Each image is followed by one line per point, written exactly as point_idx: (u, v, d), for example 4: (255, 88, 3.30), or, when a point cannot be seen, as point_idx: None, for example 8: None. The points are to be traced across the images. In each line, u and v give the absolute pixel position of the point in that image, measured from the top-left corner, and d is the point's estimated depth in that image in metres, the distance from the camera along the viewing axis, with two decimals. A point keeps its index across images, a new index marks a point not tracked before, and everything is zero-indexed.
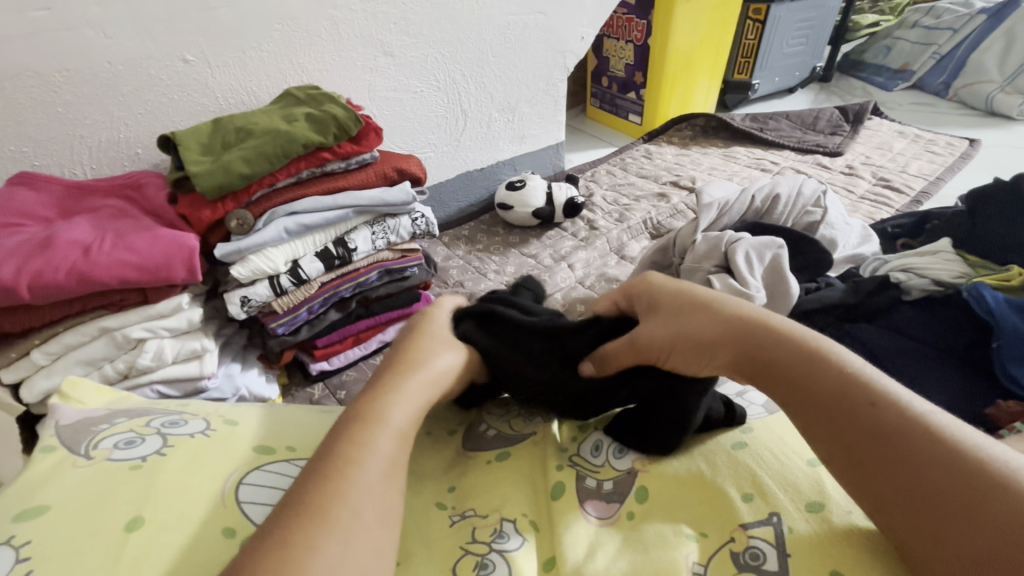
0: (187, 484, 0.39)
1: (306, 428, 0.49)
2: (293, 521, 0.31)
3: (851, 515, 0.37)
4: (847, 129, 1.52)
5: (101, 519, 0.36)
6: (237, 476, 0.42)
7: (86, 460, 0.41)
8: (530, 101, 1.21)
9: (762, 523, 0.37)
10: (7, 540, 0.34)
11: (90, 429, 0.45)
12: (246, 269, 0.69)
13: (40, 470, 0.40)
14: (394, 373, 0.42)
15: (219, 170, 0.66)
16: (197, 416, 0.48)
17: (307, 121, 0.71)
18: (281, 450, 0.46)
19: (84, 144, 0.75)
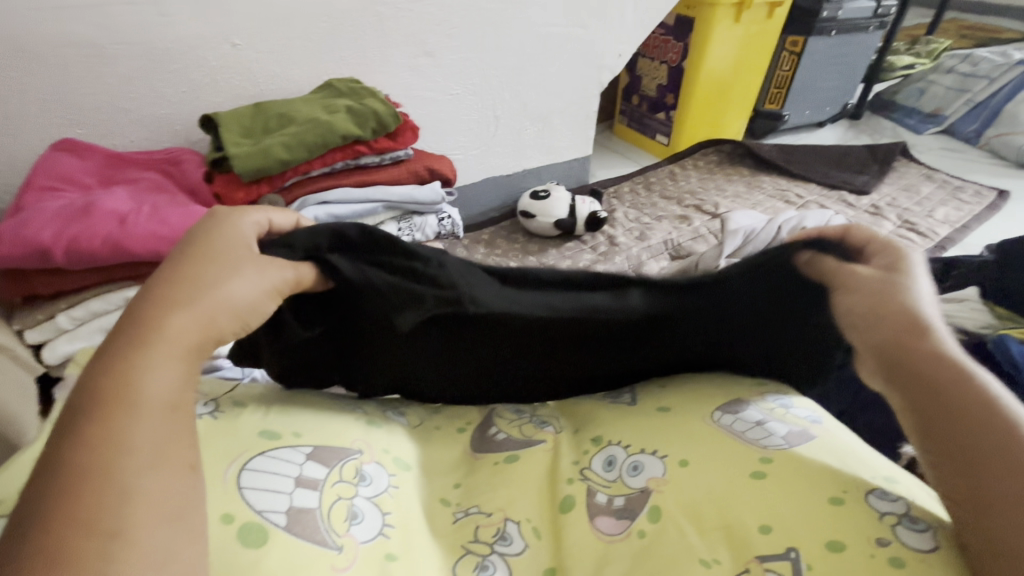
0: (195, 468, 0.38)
1: (319, 412, 0.47)
2: (38, 553, 0.25)
3: (872, 557, 0.37)
4: (875, 169, 1.51)
5: None
6: (238, 463, 0.40)
7: None
8: (562, 112, 1.22)
9: (778, 557, 0.38)
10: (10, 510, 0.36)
11: None
12: None
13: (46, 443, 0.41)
14: (137, 330, 0.32)
15: (258, 154, 0.67)
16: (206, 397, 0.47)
17: (347, 113, 0.72)
18: (287, 434, 0.44)
19: (127, 117, 0.77)
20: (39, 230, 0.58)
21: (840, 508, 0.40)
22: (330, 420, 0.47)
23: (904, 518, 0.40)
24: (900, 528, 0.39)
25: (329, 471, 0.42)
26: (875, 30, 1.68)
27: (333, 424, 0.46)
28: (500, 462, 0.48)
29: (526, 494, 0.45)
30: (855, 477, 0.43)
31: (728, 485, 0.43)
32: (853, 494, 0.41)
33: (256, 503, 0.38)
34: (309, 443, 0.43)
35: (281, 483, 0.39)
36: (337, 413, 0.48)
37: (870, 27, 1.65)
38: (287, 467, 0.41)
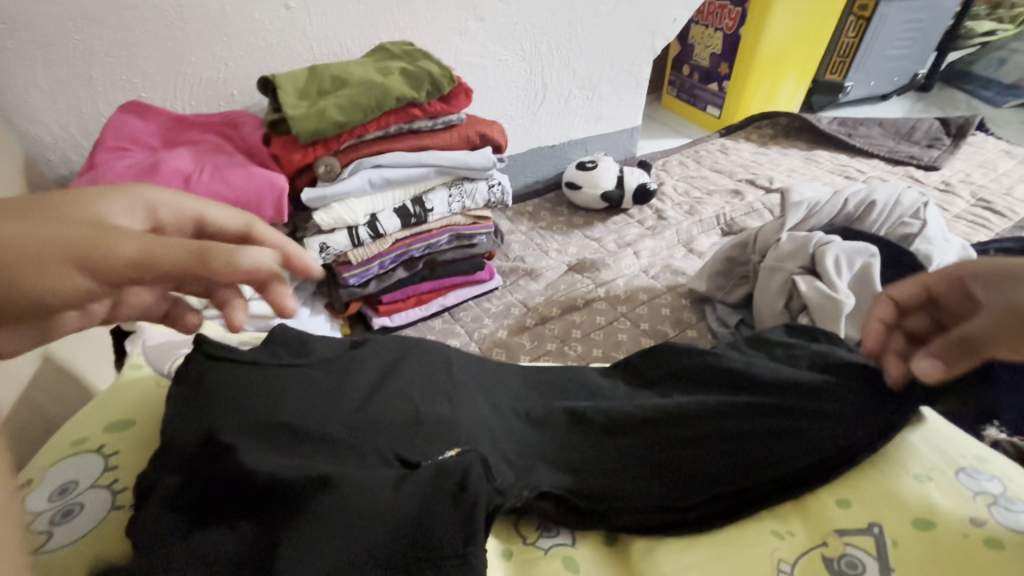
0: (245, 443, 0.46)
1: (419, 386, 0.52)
2: None
3: (963, 535, 0.39)
4: (946, 143, 1.41)
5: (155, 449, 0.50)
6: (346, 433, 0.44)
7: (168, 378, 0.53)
8: (612, 80, 1.18)
9: (861, 531, 0.41)
10: (101, 447, 0.50)
11: (170, 353, 0.60)
12: (329, 217, 0.71)
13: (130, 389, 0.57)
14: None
15: (314, 115, 0.67)
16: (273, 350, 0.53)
17: (401, 75, 0.72)
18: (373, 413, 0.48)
19: (187, 81, 0.78)
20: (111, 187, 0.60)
21: (926, 487, 0.43)
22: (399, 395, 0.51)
23: (998, 501, 0.41)
24: (994, 508, 0.40)
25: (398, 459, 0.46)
26: None
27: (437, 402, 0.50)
28: (574, 427, 0.50)
29: (596, 466, 0.47)
30: (943, 458, 0.45)
31: (811, 468, 0.45)
32: (942, 477, 0.43)
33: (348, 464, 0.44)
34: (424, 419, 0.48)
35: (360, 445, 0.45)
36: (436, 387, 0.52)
37: None
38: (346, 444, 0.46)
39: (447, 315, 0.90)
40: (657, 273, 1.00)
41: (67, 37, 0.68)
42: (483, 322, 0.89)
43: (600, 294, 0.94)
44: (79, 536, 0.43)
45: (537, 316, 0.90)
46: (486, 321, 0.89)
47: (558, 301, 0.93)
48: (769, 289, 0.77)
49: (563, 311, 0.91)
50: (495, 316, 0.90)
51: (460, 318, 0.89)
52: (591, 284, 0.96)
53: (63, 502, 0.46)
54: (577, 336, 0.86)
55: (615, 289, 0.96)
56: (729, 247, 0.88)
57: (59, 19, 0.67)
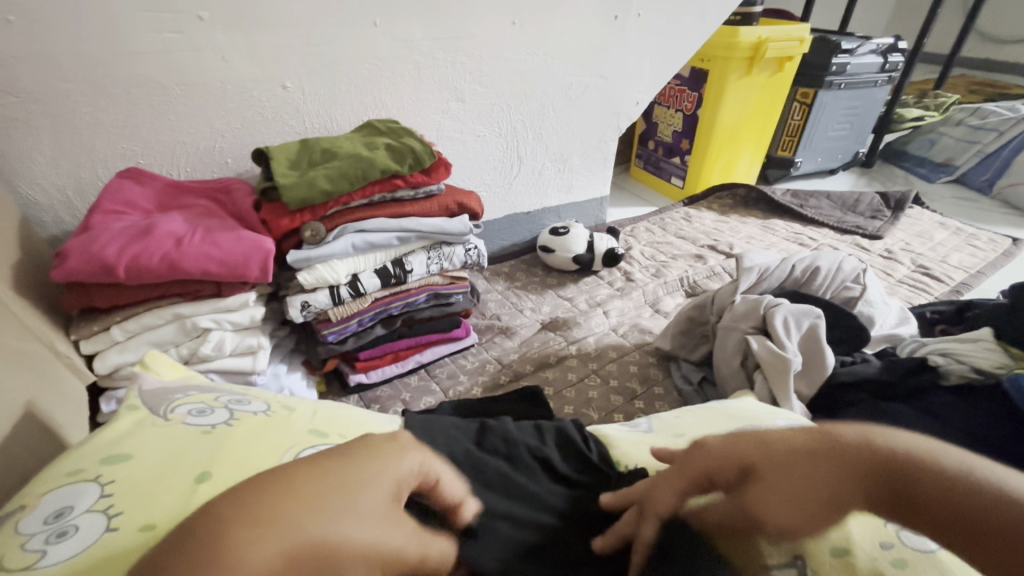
0: (249, 461, 0.43)
1: (356, 424, 0.54)
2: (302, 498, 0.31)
3: (875, 560, 0.39)
4: (887, 215, 1.55)
5: (173, 476, 0.41)
6: (291, 453, 0.46)
7: (165, 421, 0.46)
8: (582, 154, 1.29)
9: (785, 566, 0.40)
10: (95, 477, 0.40)
11: (167, 395, 0.51)
12: (312, 276, 0.75)
13: (122, 426, 0.46)
14: None
15: (304, 185, 0.72)
16: (260, 398, 0.54)
17: (386, 150, 0.78)
18: (332, 435, 0.50)
19: (185, 149, 0.84)
20: (105, 247, 0.64)
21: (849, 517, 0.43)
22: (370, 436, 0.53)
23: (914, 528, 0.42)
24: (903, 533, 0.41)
25: None
26: (884, 83, 1.75)
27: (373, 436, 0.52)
28: (533, 460, 0.54)
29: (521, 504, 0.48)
30: None
31: None
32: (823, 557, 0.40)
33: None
34: None
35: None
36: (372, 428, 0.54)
37: (877, 81, 1.73)
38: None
39: (423, 371, 0.93)
40: (625, 331, 1.05)
41: (75, 110, 0.74)
42: (458, 378, 0.92)
43: (571, 351, 0.99)
44: (74, 557, 0.35)
45: (510, 372, 0.94)
46: (461, 378, 0.92)
47: (531, 357, 0.97)
48: (725, 348, 0.83)
49: (536, 367, 0.95)
50: (470, 373, 0.93)
51: (435, 376, 0.92)
52: (563, 341, 1.01)
53: (59, 525, 0.37)
54: (549, 393, 0.89)
55: (585, 346, 1.00)
56: (689, 308, 0.94)
57: (67, 93, 0.73)
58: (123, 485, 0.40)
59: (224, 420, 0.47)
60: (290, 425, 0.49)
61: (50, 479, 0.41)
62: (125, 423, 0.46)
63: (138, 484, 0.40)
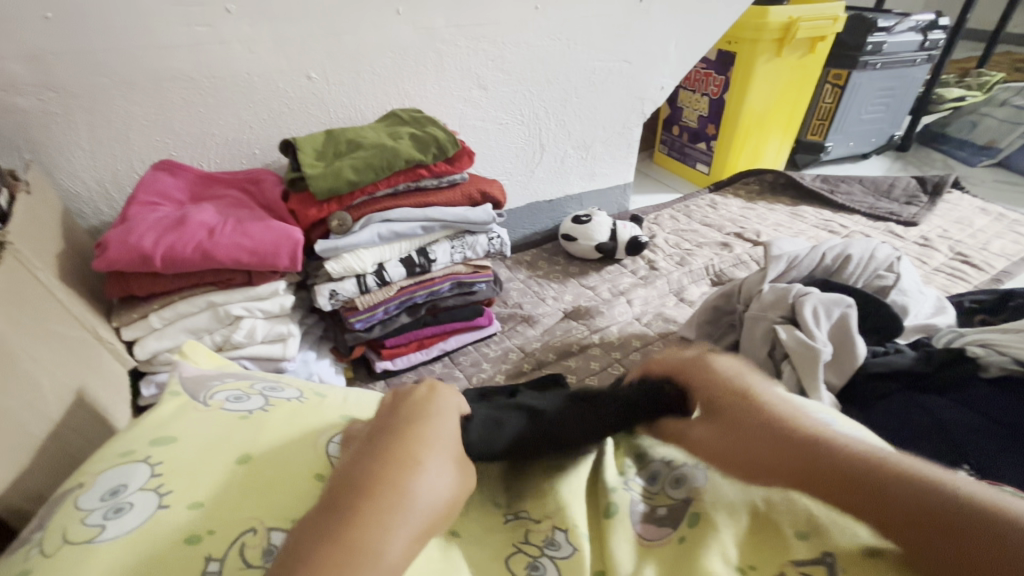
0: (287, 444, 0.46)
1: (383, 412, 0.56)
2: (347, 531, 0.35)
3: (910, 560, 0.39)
4: (924, 200, 1.49)
5: (219, 457, 0.43)
6: (328, 436, 0.49)
7: (205, 406, 0.49)
8: (605, 141, 1.27)
9: (814, 561, 0.40)
10: (145, 457, 0.43)
11: (208, 383, 0.53)
12: (339, 265, 0.76)
13: (167, 411, 0.48)
14: None
15: (331, 175, 0.73)
16: (292, 386, 0.57)
17: (410, 139, 0.78)
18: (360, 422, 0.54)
19: (215, 141, 0.86)
20: (142, 238, 0.66)
21: None
22: None
23: None
24: None
25: None
26: (922, 62, 1.68)
27: None
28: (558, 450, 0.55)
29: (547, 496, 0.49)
30: None
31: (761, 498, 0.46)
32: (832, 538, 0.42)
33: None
34: None
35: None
36: None
37: (916, 60, 1.65)
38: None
39: (447, 358, 0.94)
40: (648, 320, 1.04)
41: (110, 103, 0.76)
42: (481, 366, 0.93)
43: (594, 340, 0.98)
44: (134, 529, 0.37)
45: (533, 361, 0.94)
46: (484, 365, 0.93)
47: (554, 346, 0.97)
48: (752, 337, 0.82)
49: (559, 356, 0.95)
50: (493, 361, 0.94)
51: (459, 363, 0.93)
52: (586, 330, 1.01)
53: (115, 501, 0.39)
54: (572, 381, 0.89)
55: (608, 336, 1.00)
56: (716, 297, 0.93)
57: (103, 87, 0.75)
58: (171, 465, 0.42)
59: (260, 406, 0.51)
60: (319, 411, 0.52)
61: (105, 459, 0.44)
62: (169, 408, 0.49)
63: (185, 463, 0.42)
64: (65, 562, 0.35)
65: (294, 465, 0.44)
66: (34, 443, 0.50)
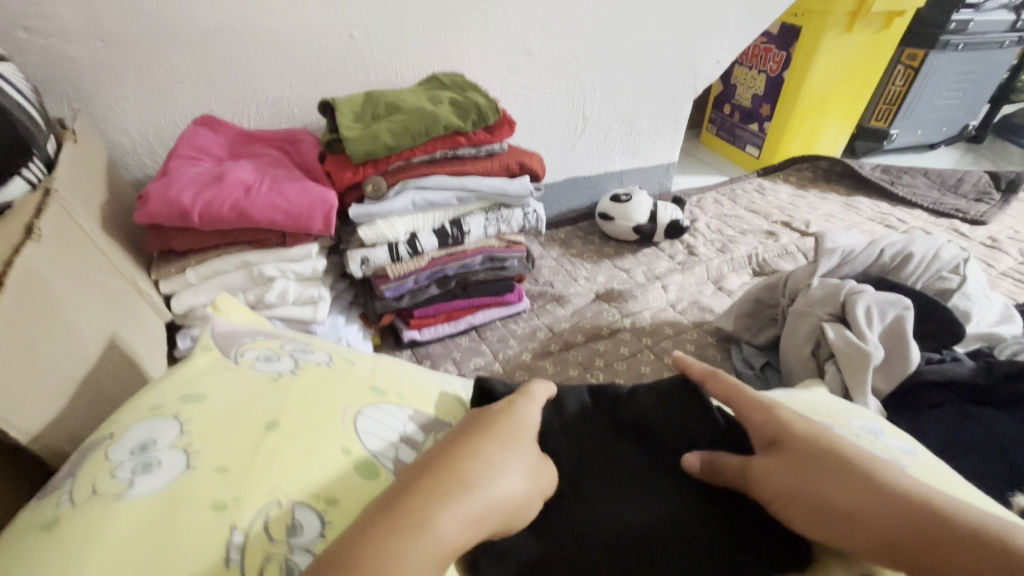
0: (315, 412, 0.45)
1: (410, 383, 0.56)
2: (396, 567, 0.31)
3: None
4: (996, 198, 1.37)
5: (244, 421, 0.43)
6: (353, 409, 0.48)
7: (235, 364, 0.49)
8: (652, 117, 1.21)
9: None
10: (175, 414, 0.43)
11: (238, 339, 0.54)
12: (372, 232, 0.75)
13: (197, 366, 0.49)
14: None
15: (367, 138, 0.71)
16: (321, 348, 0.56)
17: (450, 105, 0.76)
18: (391, 394, 0.53)
19: (255, 99, 0.85)
20: (181, 192, 0.66)
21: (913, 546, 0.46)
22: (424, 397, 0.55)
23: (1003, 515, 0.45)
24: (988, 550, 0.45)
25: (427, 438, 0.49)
26: (1010, 45, 1.53)
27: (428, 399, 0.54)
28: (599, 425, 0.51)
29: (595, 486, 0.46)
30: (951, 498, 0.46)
31: None
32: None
33: (369, 446, 0.45)
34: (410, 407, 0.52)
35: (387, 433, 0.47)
36: (427, 388, 0.57)
37: (1004, 42, 1.50)
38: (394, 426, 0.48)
39: (474, 333, 0.93)
40: (683, 308, 1.00)
41: (155, 56, 0.76)
42: (508, 343, 0.92)
43: (625, 324, 0.96)
44: (158, 489, 0.38)
45: (561, 341, 0.92)
46: (511, 342, 0.92)
47: (584, 329, 0.95)
48: (797, 334, 0.77)
49: (588, 338, 0.93)
50: (520, 338, 0.92)
51: (486, 338, 0.92)
52: (617, 314, 0.98)
53: (143, 456, 0.40)
54: (600, 364, 0.87)
55: (640, 321, 0.97)
56: (759, 289, 0.88)
57: (147, 38, 0.74)
58: (197, 425, 0.42)
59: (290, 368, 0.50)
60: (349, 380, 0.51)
61: (134, 412, 0.45)
62: (201, 363, 0.49)
63: (213, 424, 0.43)
64: (92, 515, 0.36)
65: (323, 435, 0.44)
66: (72, 388, 0.52)
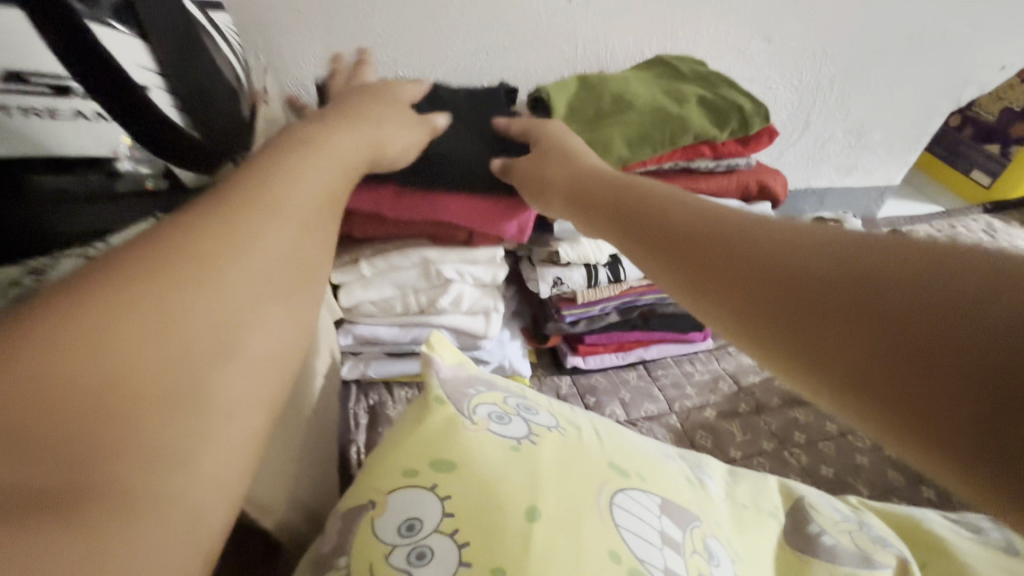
0: (573, 499, 0.41)
1: (641, 457, 0.50)
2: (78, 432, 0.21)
3: None
4: None
5: (507, 503, 0.40)
6: (607, 494, 0.43)
7: (471, 424, 0.46)
8: (888, 128, 0.97)
9: None
10: (431, 487, 0.41)
11: (464, 390, 0.51)
12: (574, 252, 0.63)
13: (434, 423, 0.46)
14: None
15: (597, 141, 0.57)
16: (542, 406, 0.52)
17: (700, 105, 0.60)
18: (634, 474, 0.47)
19: (446, 65, 0.73)
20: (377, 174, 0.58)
21: None
22: (664, 475, 0.49)
23: None
24: None
25: (683, 536, 0.43)
26: None
27: (665, 478, 0.49)
28: None
29: None
30: None
31: None
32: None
33: (636, 548, 0.40)
34: (657, 493, 0.46)
35: (650, 535, 0.41)
36: (654, 457, 0.51)
37: None
38: (652, 518, 0.43)
39: (643, 369, 0.80)
40: None
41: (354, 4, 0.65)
42: (684, 389, 0.77)
43: None
44: None
45: (752, 401, 0.76)
46: (689, 390, 0.77)
47: (779, 389, 0.78)
48: None
49: (785, 402, 0.76)
50: (699, 387, 0.78)
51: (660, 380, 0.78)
52: None
53: (413, 542, 0.38)
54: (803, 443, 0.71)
55: None
56: None
57: None
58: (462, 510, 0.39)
59: (526, 433, 0.47)
60: (586, 451, 0.47)
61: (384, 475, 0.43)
62: (436, 420, 0.46)
63: (477, 504, 0.40)
64: None
65: (585, 534, 0.39)
66: None
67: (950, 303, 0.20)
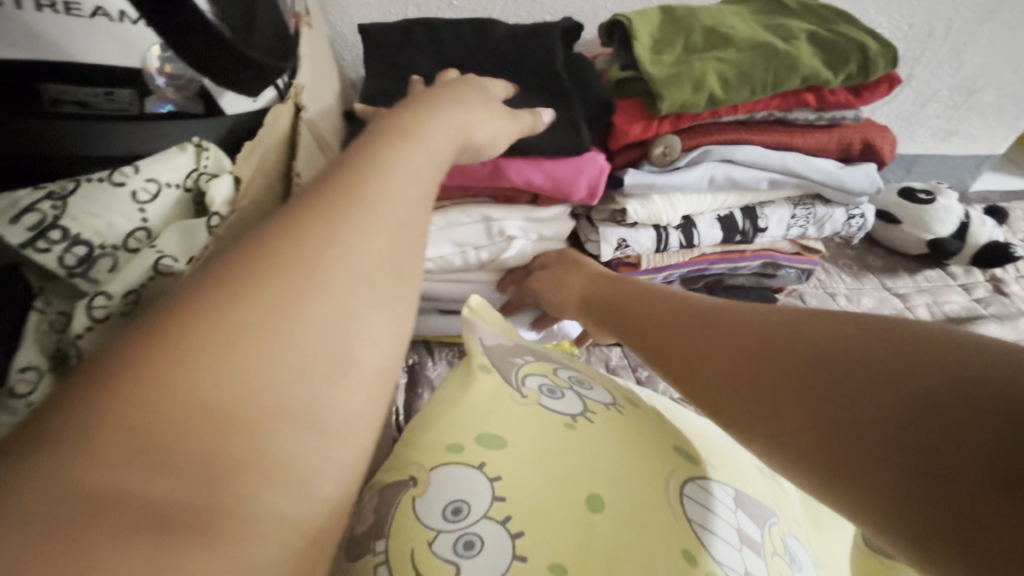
0: (635, 488, 0.36)
1: (708, 440, 0.44)
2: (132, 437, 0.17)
3: None
4: None
5: (564, 491, 0.35)
6: (675, 483, 0.37)
7: (521, 397, 0.41)
8: (1000, 88, 0.85)
9: None
10: (479, 465, 0.36)
11: (510, 358, 0.45)
12: (645, 210, 0.55)
13: (481, 395, 0.41)
14: None
15: (689, 77, 0.50)
16: (596, 379, 0.46)
17: (810, 44, 0.53)
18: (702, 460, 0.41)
19: None
20: None
21: None
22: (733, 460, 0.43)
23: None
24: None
25: (762, 535, 0.37)
26: None
27: (739, 468, 0.42)
28: None
29: None
30: None
31: None
32: None
33: (711, 547, 0.34)
34: (729, 483, 0.40)
35: (725, 530, 0.36)
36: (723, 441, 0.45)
37: None
38: (726, 512, 0.37)
39: None
40: None
41: None
42: None
43: None
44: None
45: None
46: None
47: None
48: None
49: None
50: None
51: None
52: None
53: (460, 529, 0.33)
54: None
55: None
56: None
57: None
58: (514, 493, 0.34)
59: (579, 409, 0.40)
60: (649, 432, 0.41)
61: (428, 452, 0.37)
62: (483, 390, 0.41)
63: (530, 493, 0.34)
64: None
65: (653, 528, 0.34)
66: None
67: (878, 417, 0.25)
